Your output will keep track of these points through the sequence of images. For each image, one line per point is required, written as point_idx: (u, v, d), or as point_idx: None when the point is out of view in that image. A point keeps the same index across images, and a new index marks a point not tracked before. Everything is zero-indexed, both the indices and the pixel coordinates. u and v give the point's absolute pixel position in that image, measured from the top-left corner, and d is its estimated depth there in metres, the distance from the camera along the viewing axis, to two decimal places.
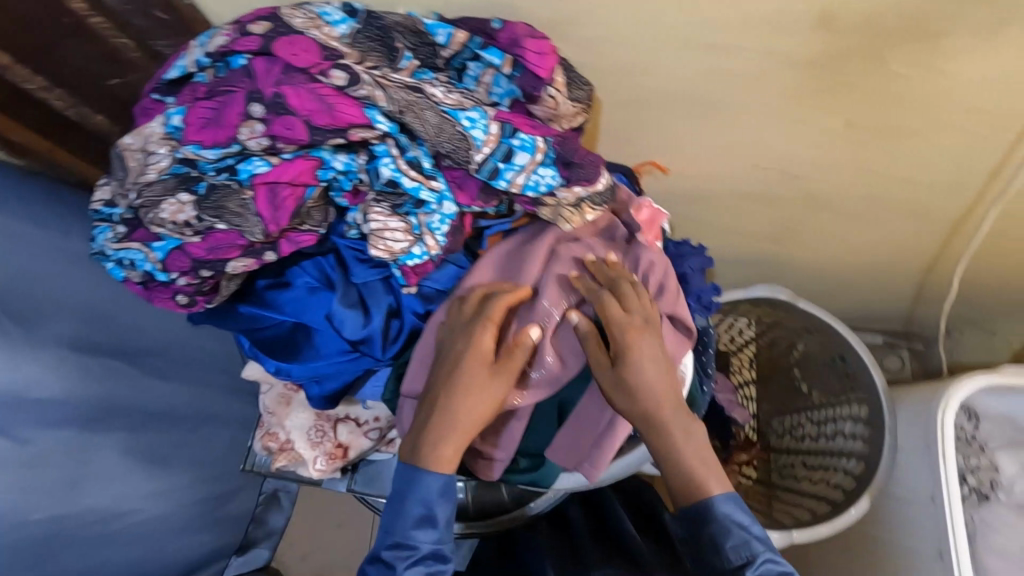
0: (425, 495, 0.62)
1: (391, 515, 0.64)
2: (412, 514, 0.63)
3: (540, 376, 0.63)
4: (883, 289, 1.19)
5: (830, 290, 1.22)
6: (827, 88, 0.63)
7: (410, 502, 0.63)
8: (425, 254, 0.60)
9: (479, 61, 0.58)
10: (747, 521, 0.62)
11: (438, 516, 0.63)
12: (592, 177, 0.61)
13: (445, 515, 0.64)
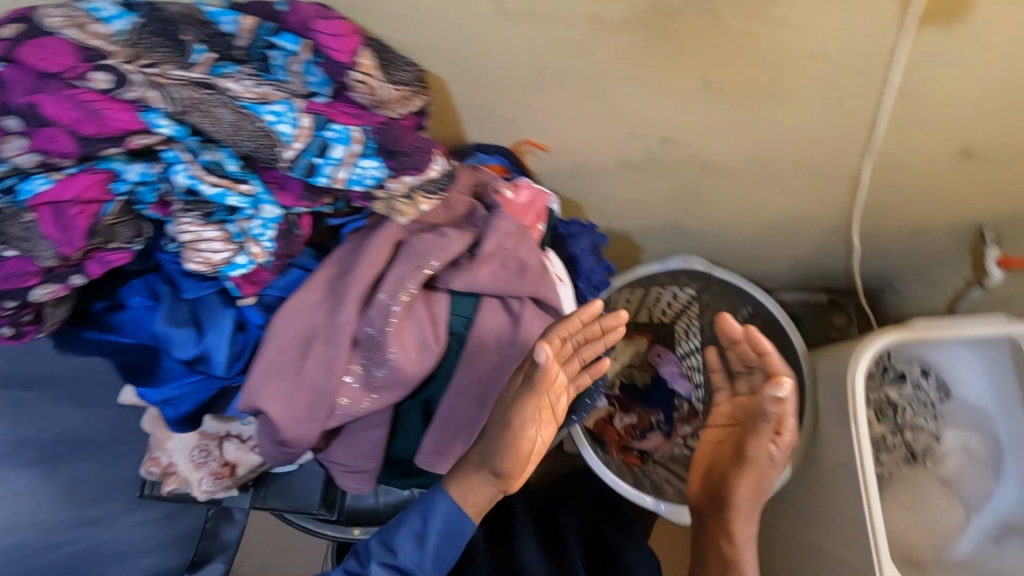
0: (426, 530, 0.65)
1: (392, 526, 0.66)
2: (409, 533, 0.64)
3: (386, 377, 0.57)
4: (803, 246, 1.17)
5: (751, 251, 1.20)
6: (670, 49, 0.60)
7: (416, 510, 0.65)
8: (251, 263, 0.56)
9: (277, 48, 0.52)
10: None
11: (429, 539, 0.64)
12: (421, 164, 0.56)
13: (430, 557, 0.65)
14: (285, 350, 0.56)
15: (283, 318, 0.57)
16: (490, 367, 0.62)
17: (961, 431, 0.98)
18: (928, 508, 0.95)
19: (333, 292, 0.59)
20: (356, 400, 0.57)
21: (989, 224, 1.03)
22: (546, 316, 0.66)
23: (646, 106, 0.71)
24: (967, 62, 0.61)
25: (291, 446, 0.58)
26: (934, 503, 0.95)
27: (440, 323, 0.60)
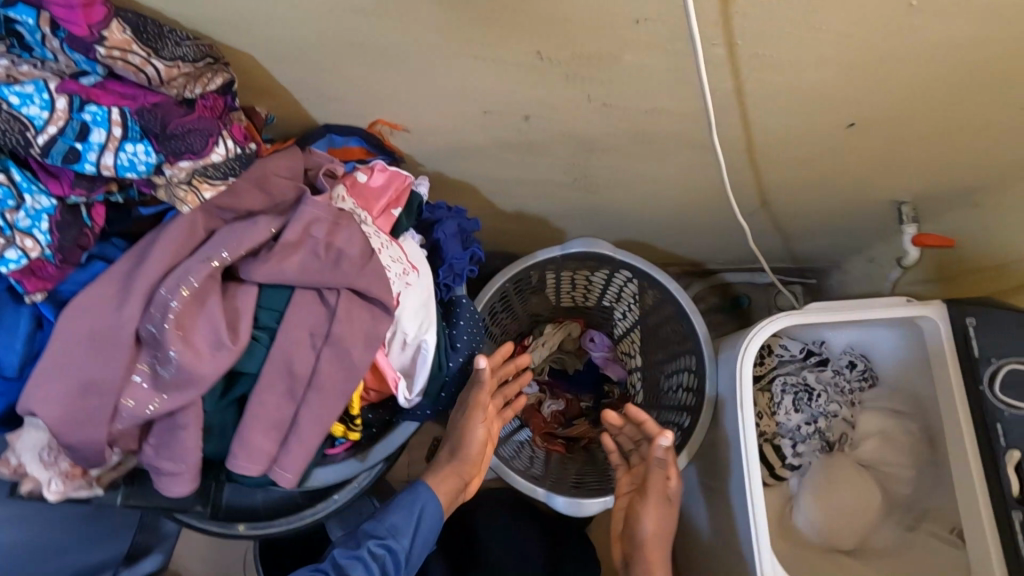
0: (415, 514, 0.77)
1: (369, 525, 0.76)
2: (397, 514, 0.76)
3: (174, 377, 0.53)
4: (720, 225, 1.12)
5: (666, 231, 1.15)
6: (477, 16, 0.55)
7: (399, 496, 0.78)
8: (25, 258, 0.52)
9: (17, 23, 0.47)
10: None
11: (412, 521, 0.76)
12: (199, 148, 0.53)
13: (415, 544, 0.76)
14: (66, 349, 0.53)
15: (74, 312, 0.53)
16: (303, 364, 0.58)
17: (880, 414, 0.95)
18: (850, 487, 0.90)
19: (124, 287, 0.55)
20: (143, 402, 0.53)
21: (905, 201, 0.99)
22: (374, 310, 0.62)
23: (487, 80, 0.66)
24: (809, 26, 0.56)
25: (82, 450, 0.55)
26: (858, 487, 0.90)
27: (242, 318, 0.56)
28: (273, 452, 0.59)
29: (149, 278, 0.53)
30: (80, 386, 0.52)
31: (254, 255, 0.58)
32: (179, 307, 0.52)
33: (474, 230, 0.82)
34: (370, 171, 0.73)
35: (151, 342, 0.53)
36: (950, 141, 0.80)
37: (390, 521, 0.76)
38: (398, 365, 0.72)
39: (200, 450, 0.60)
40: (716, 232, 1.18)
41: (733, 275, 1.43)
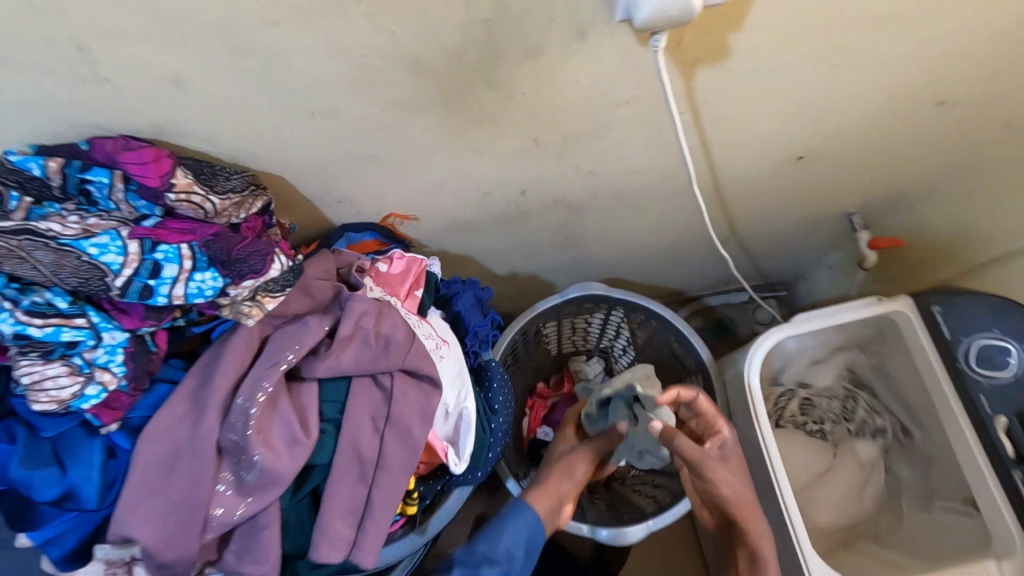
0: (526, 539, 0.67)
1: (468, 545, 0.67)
2: (512, 537, 0.66)
3: (258, 480, 0.57)
4: (693, 254, 1.23)
5: (644, 265, 1.24)
6: (471, 118, 0.63)
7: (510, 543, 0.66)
8: (104, 391, 0.56)
9: (90, 183, 0.53)
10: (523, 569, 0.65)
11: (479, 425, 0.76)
12: (260, 267, 0.58)
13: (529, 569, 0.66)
14: (148, 473, 0.56)
15: (152, 426, 0.57)
16: (370, 447, 0.63)
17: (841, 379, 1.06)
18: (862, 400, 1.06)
19: (196, 405, 0.59)
20: (230, 508, 0.57)
21: (856, 211, 1.09)
22: (423, 386, 0.67)
23: (480, 166, 0.73)
24: (753, 86, 0.66)
25: (172, 568, 0.57)
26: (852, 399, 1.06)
27: (310, 413, 0.61)
28: (353, 536, 0.62)
29: (222, 393, 0.58)
30: (173, 503, 0.56)
31: (314, 353, 0.63)
32: (258, 412, 0.57)
33: (490, 297, 0.88)
34: (392, 260, 0.79)
35: (234, 449, 0.57)
36: (884, 158, 0.91)
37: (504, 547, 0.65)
38: (444, 435, 0.76)
39: (281, 548, 0.62)
40: (689, 257, 1.25)
41: (714, 297, 1.44)
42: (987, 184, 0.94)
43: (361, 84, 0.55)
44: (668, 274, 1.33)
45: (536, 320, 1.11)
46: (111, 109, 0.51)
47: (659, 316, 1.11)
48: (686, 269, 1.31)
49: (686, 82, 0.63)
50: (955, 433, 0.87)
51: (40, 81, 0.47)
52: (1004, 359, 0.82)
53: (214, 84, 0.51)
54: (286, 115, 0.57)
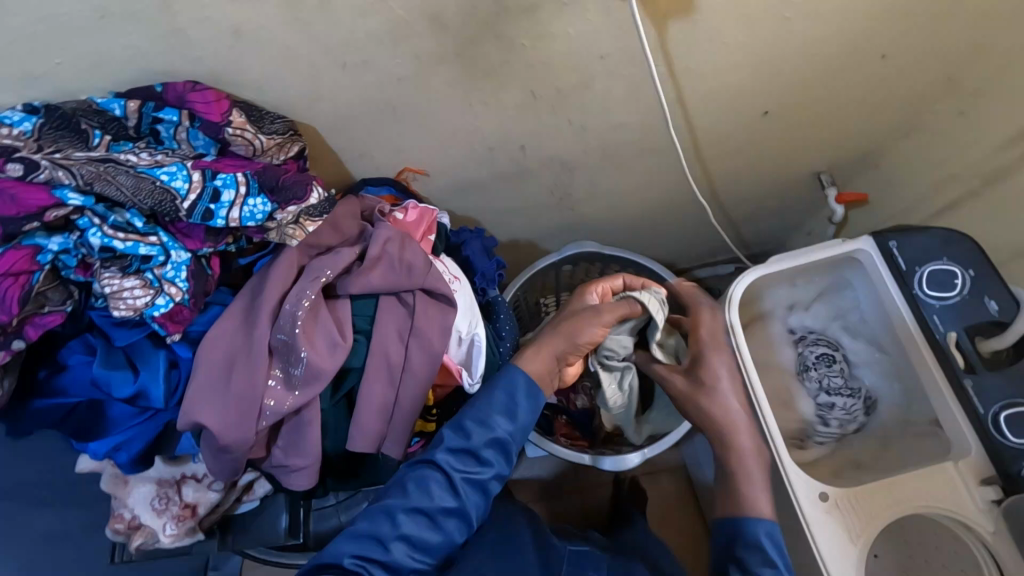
0: (516, 407, 0.78)
1: (458, 419, 0.78)
2: (500, 411, 0.77)
3: (304, 375, 0.67)
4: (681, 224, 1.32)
5: (636, 237, 1.34)
6: (478, 70, 0.73)
7: (498, 391, 0.78)
8: (171, 302, 0.65)
9: (161, 121, 0.64)
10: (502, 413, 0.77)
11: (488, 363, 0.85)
12: (302, 194, 0.69)
13: (521, 434, 0.78)
14: (211, 371, 0.66)
15: (211, 334, 0.67)
16: (397, 353, 0.73)
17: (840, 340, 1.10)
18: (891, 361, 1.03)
19: (248, 315, 0.68)
20: (280, 400, 0.66)
21: (824, 170, 1.20)
22: (441, 305, 0.77)
23: (485, 119, 0.83)
24: (719, 39, 0.77)
25: (230, 452, 0.66)
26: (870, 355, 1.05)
27: (345, 324, 0.71)
28: (383, 431, 0.73)
29: (271, 302, 0.67)
30: (232, 395, 0.65)
31: (347, 273, 0.73)
32: (303, 316, 0.67)
33: (494, 245, 0.98)
34: (407, 210, 0.87)
35: (284, 349, 0.67)
36: (844, 115, 1.02)
37: (493, 419, 0.77)
38: (458, 359, 0.85)
39: (320, 445, 0.71)
40: (675, 233, 1.34)
41: (704, 270, 1.50)
42: (939, 136, 1.05)
43: (388, 35, 0.65)
44: (661, 248, 1.42)
45: (536, 278, 1.19)
46: (182, 56, 0.62)
47: (650, 270, 1.20)
48: (678, 244, 1.40)
49: (659, 35, 0.74)
50: (913, 353, 0.97)
51: (128, 30, 0.58)
52: (951, 280, 0.94)
53: (268, 34, 0.62)
54: (322, 63, 0.67)
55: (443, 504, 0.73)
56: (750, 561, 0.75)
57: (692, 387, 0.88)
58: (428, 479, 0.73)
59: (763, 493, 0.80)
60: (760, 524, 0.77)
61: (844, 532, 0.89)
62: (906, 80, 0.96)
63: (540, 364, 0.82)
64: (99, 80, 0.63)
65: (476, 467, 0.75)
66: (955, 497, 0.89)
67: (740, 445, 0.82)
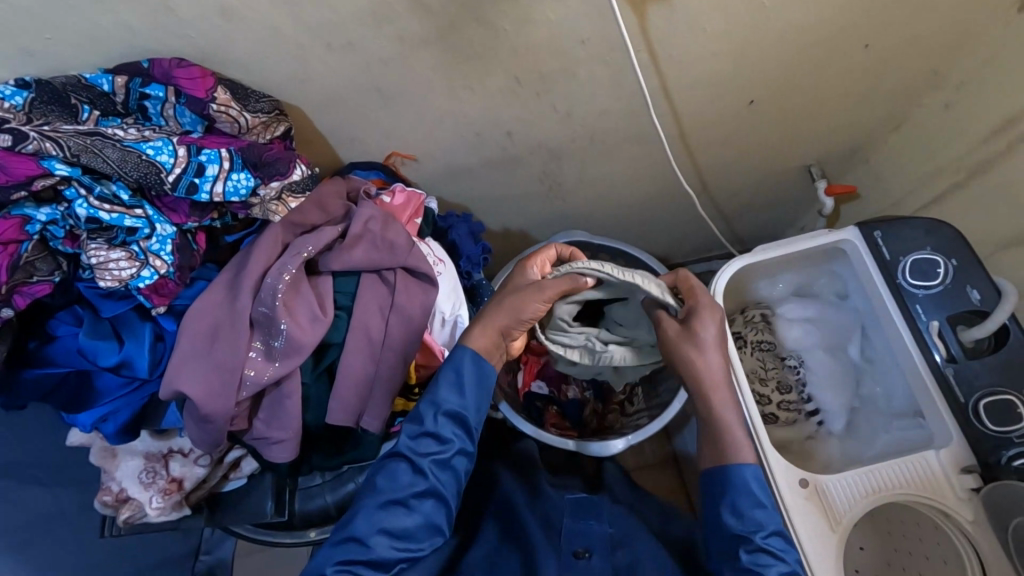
0: (464, 377, 0.78)
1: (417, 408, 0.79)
2: (448, 386, 0.77)
3: (284, 348, 0.68)
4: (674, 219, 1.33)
5: (629, 230, 1.34)
6: (461, 53, 0.75)
7: (447, 369, 0.78)
8: (156, 274, 0.67)
9: (149, 97, 0.66)
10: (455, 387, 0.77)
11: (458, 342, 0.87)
12: (284, 171, 0.71)
13: (477, 404, 0.78)
14: (194, 340, 0.68)
15: (195, 305, 0.69)
16: (377, 328, 0.75)
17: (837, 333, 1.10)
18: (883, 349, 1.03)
19: (232, 287, 0.70)
20: (260, 370, 0.68)
21: (814, 162, 1.20)
22: (421, 283, 0.78)
23: (471, 104, 0.85)
24: (700, 25, 0.78)
25: (211, 421, 0.68)
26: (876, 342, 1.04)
27: (327, 299, 0.73)
28: (360, 405, 0.75)
29: (254, 274, 0.69)
30: (213, 364, 0.67)
31: (329, 250, 0.76)
32: (284, 290, 0.69)
33: (482, 231, 0.99)
34: (394, 193, 0.88)
35: (265, 321, 0.68)
36: (831, 106, 1.03)
37: (442, 395, 0.77)
38: (442, 340, 0.87)
39: (301, 417, 0.73)
40: (667, 228, 1.35)
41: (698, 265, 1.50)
42: (927, 128, 1.05)
43: (371, 15, 0.67)
44: (654, 244, 1.43)
45: (525, 268, 1.20)
46: (170, 33, 0.64)
47: (638, 261, 1.20)
48: (670, 240, 1.40)
49: (639, 20, 0.75)
50: (896, 342, 0.97)
51: (117, 8, 0.60)
52: (933, 269, 0.94)
53: (253, 12, 0.63)
54: (307, 43, 0.68)
55: (413, 489, 0.74)
56: (741, 506, 0.75)
57: (685, 339, 0.79)
58: (395, 469, 0.75)
59: (745, 442, 0.77)
60: (741, 471, 0.76)
61: (823, 520, 0.89)
62: (892, 71, 0.96)
63: (487, 340, 0.78)
64: (90, 57, 0.65)
65: (437, 447, 0.76)
66: (935, 487, 0.89)
67: (719, 403, 0.78)
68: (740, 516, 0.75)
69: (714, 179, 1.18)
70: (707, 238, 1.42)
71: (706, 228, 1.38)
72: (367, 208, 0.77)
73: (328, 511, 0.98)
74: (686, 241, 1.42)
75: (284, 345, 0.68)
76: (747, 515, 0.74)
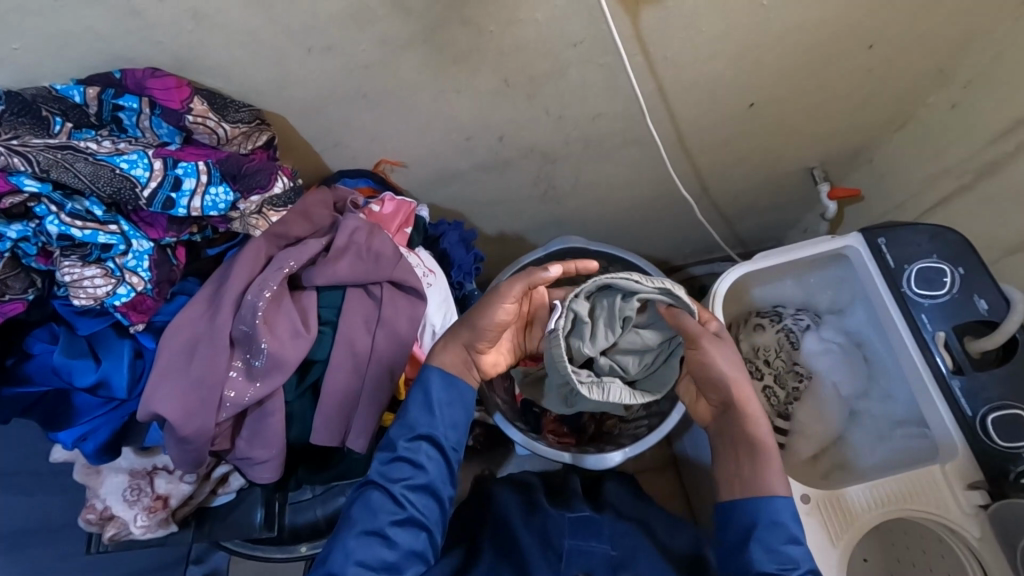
0: (435, 400, 0.76)
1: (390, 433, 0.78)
2: (418, 407, 0.76)
3: (266, 366, 0.66)
4: (673, 223, 1.30)
5: (627, 234, 1.31)
6: (448, 56, 0.72)
7: (416, 391, 0.77)
8: (132, 292, 0.65)
9: (121, 108, 0.64)
10: (430, 408, 0.76)
11: None
12: (265, 183, 0.69)
13: (450, 423, 0.77)
14: (173, 358, 0.66)
15: (173, 324, 0.67)
16: (364, 344, 0.73)
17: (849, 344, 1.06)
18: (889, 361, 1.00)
19: (212, 303, 0.68)
20: (241, 391, 0.66)
21: (815, 164, 1.17)
22: (409, 297, 0.76)
23: (460, 108, 0.82)
24: (697, 26, 0.75)
25: (190, 442, 0.66)
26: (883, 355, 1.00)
27: (310, 315, 0.71)
28: (347, 423, 0.73)
29: (235, 291, 0.67)
30: (191, 383, 0.65)
31: (313, 264, 0.73)
32: (265, 307, 0.67)
33: (474, 237, 0.96)
34: (383, 202, 0.86)
35: (245, 339, 0.66)
36: (834, 107, 1.00)
37: (413, 418, 0.76)
38: (430, 353, 0.84)
39: (285, 436, 0.71)
40: (666, 230, 1.32)
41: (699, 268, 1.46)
42: (933, 129, 1.02)
43: (351, 18, 0.64)
44: (653, 247, 1.40)
45: (520, 274, 1.17)
46: (142, 40, 0.61)
47: (635, 266, 1.17)
48: (669, 243, 1.37)
49: (633, 21, 0.72)
50: (901, 352, 0.95)
51: (84, 13, 0.57)
52: (940, 278, 0.92)
53: (228, 16, 0.61)
54: (287, 49, 0.66)
55: (390, 518, 0.73)
56: (771, 540, 0.72)
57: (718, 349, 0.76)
58: (370, 498, 0.74)
59: (779, 472, 0.75)
60: (772, 504, 0.74)
61: (823, 532, 0.86)
62: (896, 71, 0.93)
63: (456, 358, 0.78)
64: (62, 67, 0.63)
65: (412, 471, 0.75)
66: (940, 502, 0.86)
67: (751, 413, 0.77)
68: (773, 554, 0.72)
69: (712, 182, 1.15)
70: (706, 241, 1.39)
71: (705, 231, 1.35)
72: (353, 219, 0.75)
73: (319, 525, 0.97)
74: (686, 244, 1.39)
75: (266, 363, 0.66)
76: (780, 550, 0.72)
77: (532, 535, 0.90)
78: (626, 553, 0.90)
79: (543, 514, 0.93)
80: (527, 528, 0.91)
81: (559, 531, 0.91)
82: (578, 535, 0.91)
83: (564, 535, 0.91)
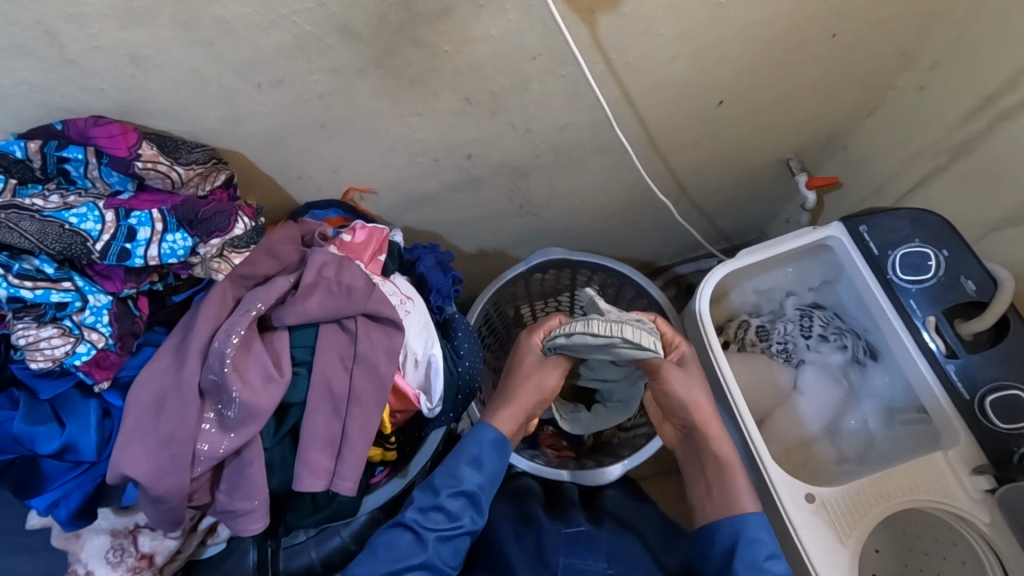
0: (482, 455, 0.78)
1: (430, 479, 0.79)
2: (467, 462, 0.78)
3: (239, 415, 0.64)
4: (655, 226, 1.27)
5: (610, 241, 1.29)
6: (401, 79, 0.70)
7: (466, 448, 0.79)
8: (93, 349, 0.62)
9: (66, 160, 0.61)
10: (477, 458, 0.78)
11: (434, 388, 0.81)
12: (224, 225, 0.66)
13: (491, 484, 0.78)
14: (142, 415, 0.63)
15: (139, 378, 0.64)
16: (341, 384, 0.70)
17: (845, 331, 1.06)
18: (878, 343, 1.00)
19: (178, 355, 0.66)
20: (216, 443, 0.64)
21: (791, 156, 1.16)
22: (384, 328, 0.74)
23: (422, 130, 0.80)
24: (653, 31, 0.74)
25: (166, 501, 0.63)
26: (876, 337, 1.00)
27: (283, 356, 0.68)
28: (331, 467, 0.70)
29: (201, 340, 0.64)
30: (160, 441, 0.62)
31: (282, 303, 0.71)
32: (234, 353, 0.64)
33: (451, 259, 0.94)
34: (354, 230, 0.83)
35: (215, 388, 0.64)
36: (801, 97, 0.99)
37: (460, 471, 0.77)
38: (416, 382, 0.80)
39: (268, 486, 0.68)
40: (646, 232, 1.30)
41: (686, 265, 1.44)
42: (903, 112, 1.01)
43: (298, 50, 0.62)
44: (637, 251, 1.38)
45: (503, 290, 1.15)
46: (82, 89, 0.59)
47: (619, 273, 1.15)
48: (653, 245, 1.36)
49: (590, 29, 0.71)
50: (893, 340, 0.93)
51: (16, 65, 0.55)
52: (924, 262, 0.91)
53: (168, 57, 0.58)
54: (236, 87, 0.64)
55: (410, 562, 0.72)
56: (753, 558, 0.73)
57: (685, 378, 0.80)
58: (396, 540, 0.74)
59: (746, 488, 0.78)
60: (747, 521, 0.76)
61: (832, 533, 0.84)
62: (860, 59, 0.93)
63: (513, 425, 0.81)
64: (2, 121, 0.61)
65: (446, 523, 0.75)
66: (945, 487, 0.84)
67: (713, 433, 0.81)
68: (756, 569, 0.72)
69: (687, 182, 1.14)
70: (690, 239, 1.37)
71: (688, 230, 1.33)
72: (320, 252, 0.73)
73: (315, 568, 0.93)
74: (671, 243, 1.37)
75: (237, 411, 0.64)
76: (763, 567, 0.72)
77: (526, 556, 0.89)
78: (624, 568, 0.87)
79: (537, 528, 0.92)
80: (519, 544, 0.90)
81: (554, 547, 0.89)
82: (573, 551, 0.88)
83: (558, 552, 0.88)
